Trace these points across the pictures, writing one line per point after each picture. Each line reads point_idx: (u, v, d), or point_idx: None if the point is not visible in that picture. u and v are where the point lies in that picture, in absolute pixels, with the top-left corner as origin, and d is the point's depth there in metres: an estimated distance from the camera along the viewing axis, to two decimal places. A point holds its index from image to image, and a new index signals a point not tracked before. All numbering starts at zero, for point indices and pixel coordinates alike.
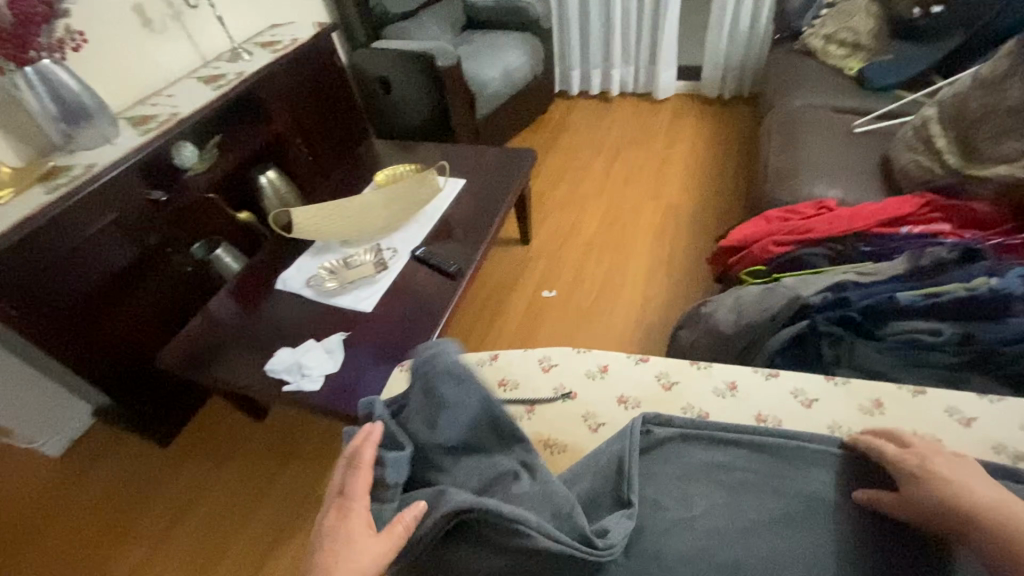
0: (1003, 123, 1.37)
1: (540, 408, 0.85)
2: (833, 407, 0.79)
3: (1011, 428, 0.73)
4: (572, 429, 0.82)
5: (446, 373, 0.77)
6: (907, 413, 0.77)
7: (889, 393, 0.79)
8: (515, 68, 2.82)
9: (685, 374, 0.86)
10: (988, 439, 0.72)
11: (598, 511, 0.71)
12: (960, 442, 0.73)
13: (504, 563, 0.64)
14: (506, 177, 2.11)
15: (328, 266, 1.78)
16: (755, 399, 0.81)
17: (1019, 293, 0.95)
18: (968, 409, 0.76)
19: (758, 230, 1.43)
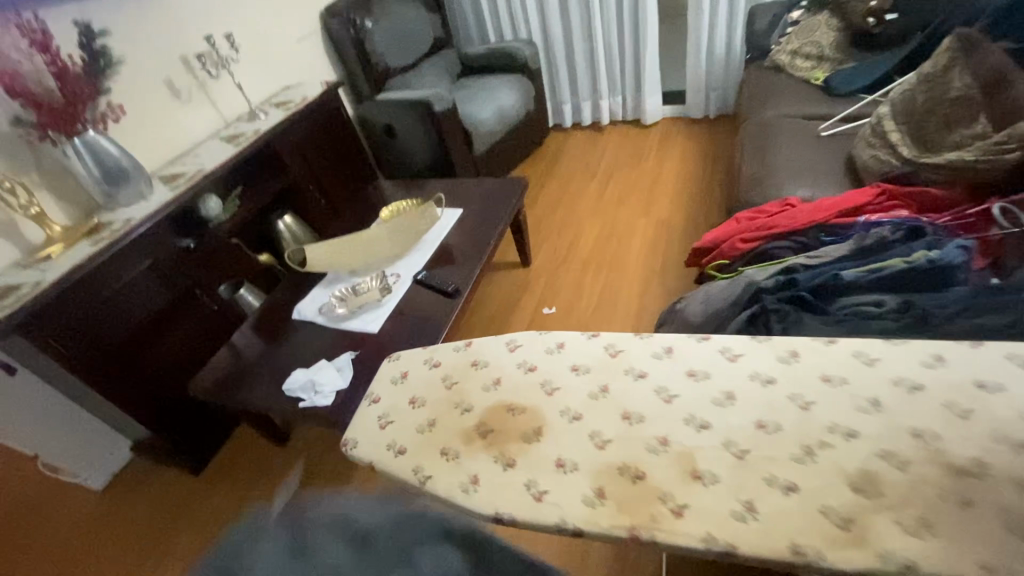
0: (951, 112, 1.46)
1: (505, 381, 0.90)
2: (755, 359, 0.83)
3: (912, 364, 0.77)
4: (529, 393, 0.86)
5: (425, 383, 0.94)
6: (824, 359, 0.81)
7: (807, 344, 0.83)
8: (508, 106, 3.04)
9: (629, 344, 0.91)
10: (890, 374, 0.76)
11: (534, 486, 0.74)
12: (864, 380, 0.76)
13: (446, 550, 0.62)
14: (501, 205, 2.26)
15: (338, 294, 1.93)
16: (688, 358, 0.85)
17: (956, 262, 1.04)
18: (873, 350, 0.80)
19: (726, 231, 1.53)
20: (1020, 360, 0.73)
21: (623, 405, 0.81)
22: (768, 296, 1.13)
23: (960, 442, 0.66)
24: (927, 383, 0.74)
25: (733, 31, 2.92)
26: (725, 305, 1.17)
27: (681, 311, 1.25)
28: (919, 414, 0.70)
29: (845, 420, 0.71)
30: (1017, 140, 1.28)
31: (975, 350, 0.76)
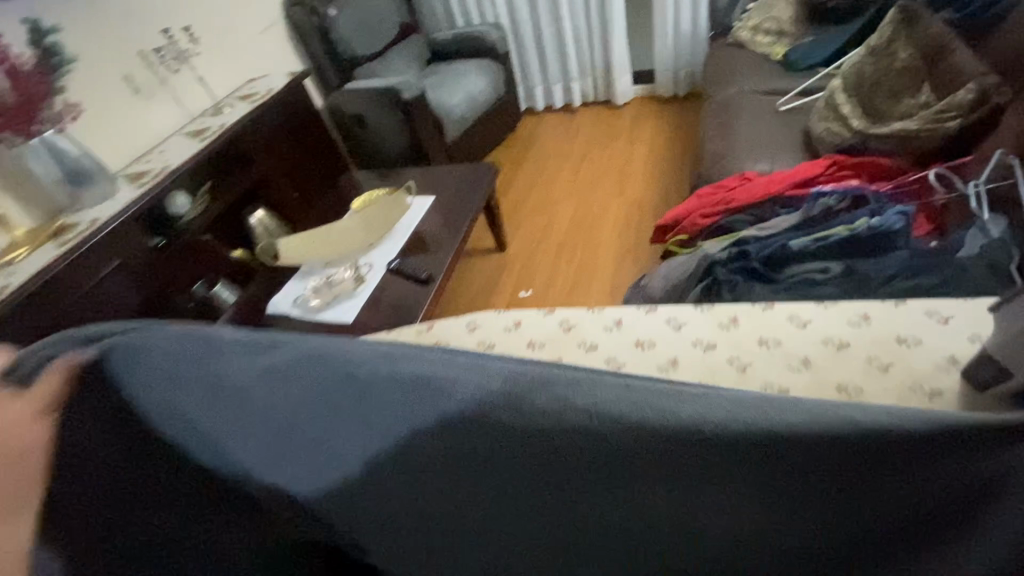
0: (895, 84, 1.53)
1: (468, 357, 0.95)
2: (698, 326, 0.94)
3: (840, 325, 0.89)
4: None
5: None
6: (762, 324, 0.93)
7: (746, 310, 0.95)
8: (478, 91, 3.03)
9: (583, 318, 0.98)
10: (821, 335, 0.88)
11: None
12: (795, 342, 0.88)
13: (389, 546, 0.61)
14: (473, 190, 2.28)
15: (313, 286, 1.93)
16: (639, 329, 0.95)
17: (896, 227, 1.09)
18: (805, 314, 0.92)
19: (687, 208, 1.57)
20: (936, 316, 0.86)
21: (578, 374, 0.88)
22: (721, 267, 1.17)
23: (878, 394, 0.79)
24: (852, 341, 0.86)
25: (697, 9, 2.95)
26: (682, 278, 1.21)
27: (646, 286, 1.29)
28: (845, 368, 0.83)
29: (779, 379, 0.83)
30: (956, 109, 1.35)
31: (901, 309, 0.89)
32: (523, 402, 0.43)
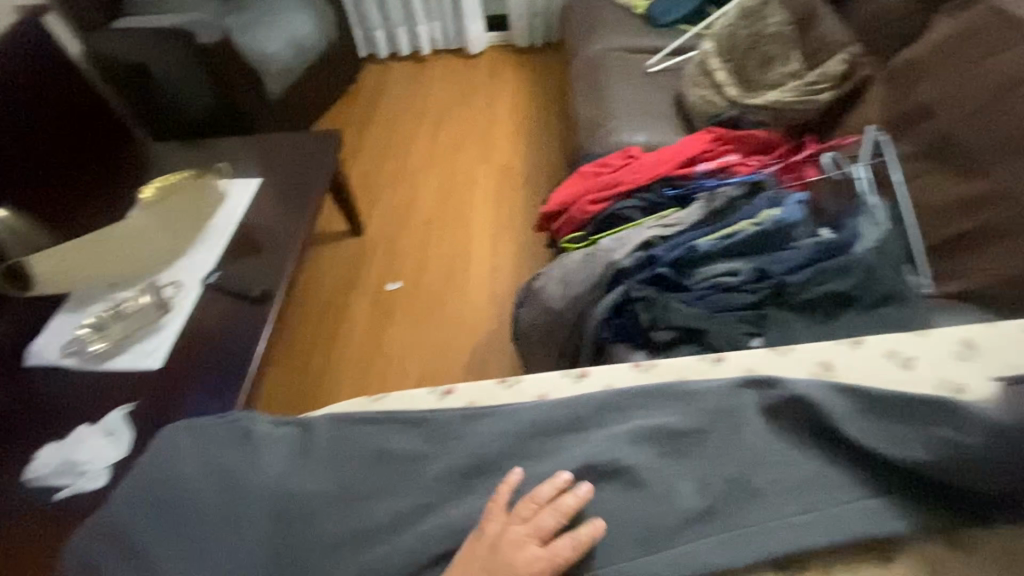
0: (771, 48, 1.46)
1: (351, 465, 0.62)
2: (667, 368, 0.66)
3: (852, 355, 0.63)
4: (381, 480, 0.60)
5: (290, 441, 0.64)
6: (748, 356, 0.65)
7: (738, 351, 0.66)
8: (303, 35, 2.46)
9: (489, 396, 0.66)
10: (817, 360, 0.63)
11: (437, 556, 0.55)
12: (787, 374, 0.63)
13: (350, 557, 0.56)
14: (311, 167, 1.83)
15: (91, 321, 1.39)
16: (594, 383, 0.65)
17: (797, 219, 1.03)
18: (812, 347, 0.65)
19: (575, 191, 1.40)
20: (899, 358, 0.62)
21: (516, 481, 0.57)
22: (629, 277, 1.02)
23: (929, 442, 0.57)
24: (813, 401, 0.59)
25: None
26: (586, 288, 1.04)
27: (540, 293, 1.09)
28: (816, 438, 0.57)
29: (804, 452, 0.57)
30: (827, 80, 1.34)
31: (856, 348, 0.64)
32: (493, 418, 0.62)
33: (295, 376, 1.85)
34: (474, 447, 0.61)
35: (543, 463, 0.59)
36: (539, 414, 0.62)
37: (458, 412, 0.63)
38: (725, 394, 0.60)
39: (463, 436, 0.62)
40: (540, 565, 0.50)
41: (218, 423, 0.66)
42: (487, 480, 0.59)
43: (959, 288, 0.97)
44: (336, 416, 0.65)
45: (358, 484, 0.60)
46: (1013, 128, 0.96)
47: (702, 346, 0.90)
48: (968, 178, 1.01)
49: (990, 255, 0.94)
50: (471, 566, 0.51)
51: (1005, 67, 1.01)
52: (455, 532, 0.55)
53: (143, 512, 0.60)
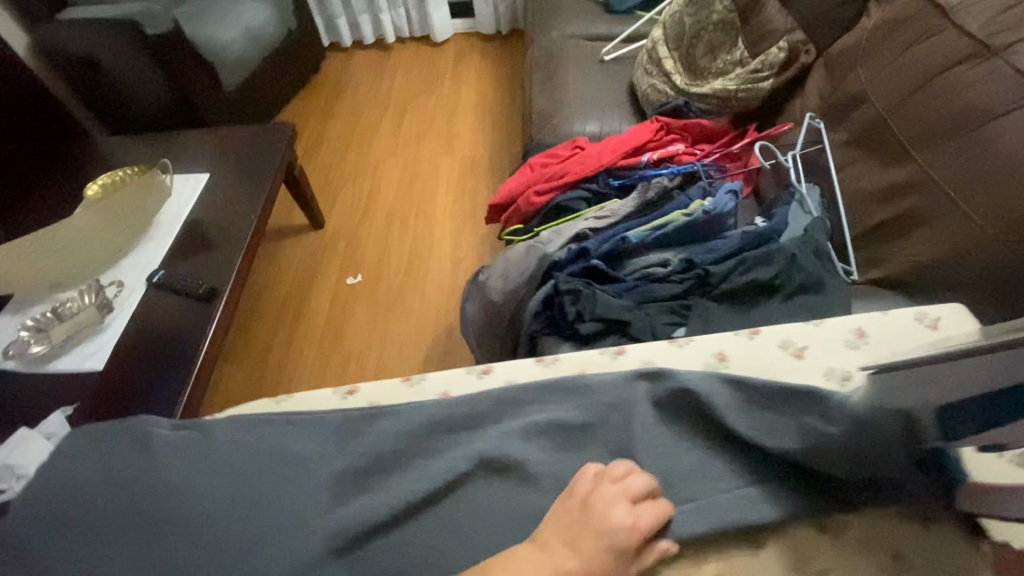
0: (714, 37, 1.46)
1: (248, 465, 0.61)
2: (578, 358, 0.67)
3: (745, 343, 0.65)
4: (278, 479, 0.60)
5: (192, 441, 0.64)
6: (648, 346, 0.67)
7: (645, 345, 0.67)
8: (260, 24, 2.40)
9: (396, 394, 0.67)
10: (710, 348, 0.65)
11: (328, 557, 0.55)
12: (679, 360, 0.65)
13: (241, 550, 0.56)
14: (263, 160, 1.79)
15: (30, 323, 1.36)
16: (499, 375, 0.66)
17: (729, 208, 1.03)
18: (713, 342, 0.66)
19: (522, 182, 1.40)
20: (790, 348, 0.64)
21: (409, 479, 0.58)
22: (562, 270, 1.02)
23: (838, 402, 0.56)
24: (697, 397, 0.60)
25: None
26: (523, 282, 1.02)
27: (482, 286, 1.07)
28: (704, 429, 0.59)
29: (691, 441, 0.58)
30: (769, 68, 1.33)
31: (753, 340, 0.65)
32: (393, 417, 0.63)
33: (253, 372, 1.85)
34: (368, 446, 0.61)
35: (431, 461, 0.59)
36: (434, 411, 0.63)
37: (360, 412, 0.65)
38: (621, 385, 0.62)
39: (361, 435, 0.63)
40: (627, 526, 0.49)
41: (117, 428, 0.65)
42: (378, 483, 0.60)
43: (884, 274, 0.99)
44: (240, 420, 0.66)
45: (257, 479, 0.60)
46: (930, 116, 0.97)
47: (626, 337, 0.91)
48: (892, 166, 1.02)
49: (911, 241, 0.95)
50: (560, 522, 0.50)
51: (926, 54, 1.01)
52: (340, 531, 0.56)
53: (33, 518, 0.59)
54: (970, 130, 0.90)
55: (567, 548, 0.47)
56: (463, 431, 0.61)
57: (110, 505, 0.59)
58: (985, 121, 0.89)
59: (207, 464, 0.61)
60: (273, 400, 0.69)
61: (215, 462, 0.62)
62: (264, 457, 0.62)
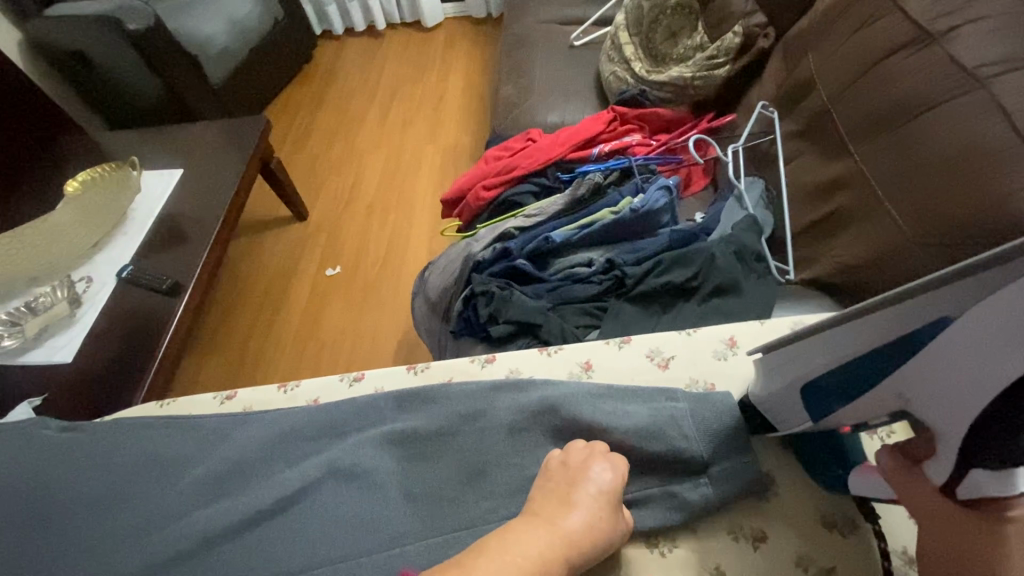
0: (672, 22, 1.41)
1: (125, 467, 0.66)
2: (444, 366, 0.76)
3: (609, 352, 0.74)
4: (147, 481, 0.65)
5: (75, 447, 0.68)
6: (520, 355, 0.76)
7: (515, 354, 0.76)
8: (244, 15, 2.40)
9: (270, 400, 0.76)
10: (574, 359, 0.74)
11: (182, 554, 0.58)
12: (548, 371, 0.74)
13: (106, 548, 0.60)
14: (237, 154, 1.80)
15: (5, 315, 1.41)
16: (373, 378, 0.76)
17: (656, 206, 1.00)
18: (582, 351, 0.75)
19: (474, 176, 1.37)
20: (656, 358, 0.72)
21: (271, 483, 0.63)
22: (485, 269, 1.02)
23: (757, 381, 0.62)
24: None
25: None
26: (449, 282, 1.04)
27: (423, 284, 1.09)
28: (551, 436, 0.65)
29: (530, 460, 0.64)
30: (725, 53, 1.28)
31: (621, 348, 0.74)
32: (272, 422, 0.70)
33: (232, 362, 1.91)
34: (239, 450, 0.67)
35: (296, 465, 0.65)
36: (308, 417, 0.69)
37: (242, 418, 0.71)
38: (480, 397, 0.68)
39: (236, 438, 0.68)
40: (608, 476, 0.58)
41: (9, 433, 0.70)
42: (236, 486, 0.64)
43: (814, 274, 0.97)
44: (126, 424, 0.71)
45: (131, 483, 0.65)
46: (867, 109, 0.92)
47: (537, 340, 0.91)
48: (830, 160, 0.98)
49: (840, 239, 0.93)
50: (548, 488, 0.58)
51: (871, 39, 0.95)
52: (192, 534, 0.59)
53: None
54: (903, 123, 0.85)
55: (562, 505, 0.55)
56: (329, 437, 0.68)
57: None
58: (917, 113, 0.84)
59: (89, 466, 0.66)
60: (157, 403, 0.78)
61: (92, 466, 0.66)
62: (142, 459, 0.67)
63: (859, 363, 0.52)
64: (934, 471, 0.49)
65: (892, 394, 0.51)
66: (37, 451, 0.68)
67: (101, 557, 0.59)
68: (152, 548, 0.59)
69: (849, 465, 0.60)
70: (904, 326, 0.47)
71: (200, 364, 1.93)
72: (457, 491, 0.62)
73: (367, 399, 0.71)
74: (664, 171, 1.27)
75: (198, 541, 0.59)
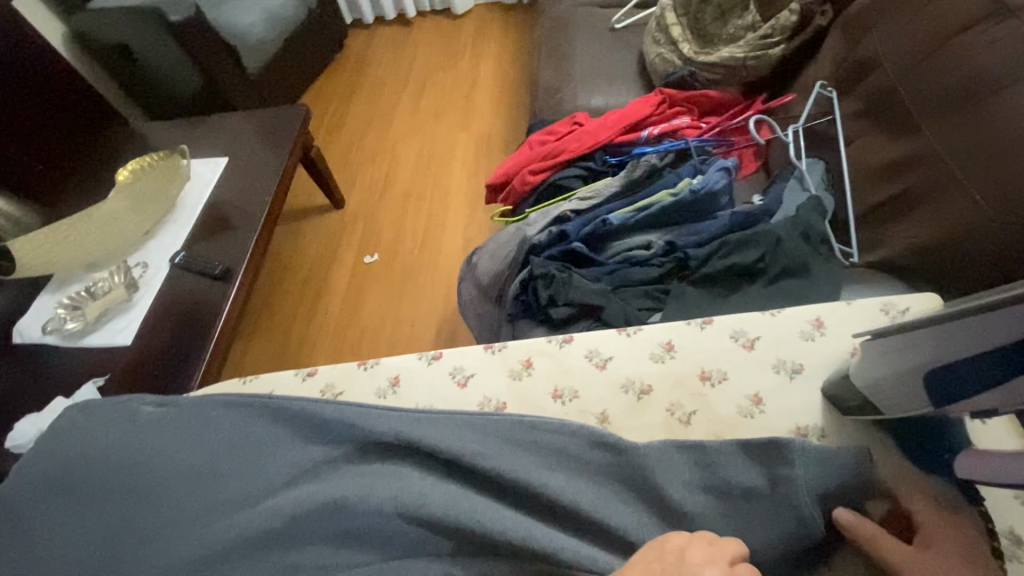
0: (722, 1, 1.37)
1: (219, 441, 0.70)
2: (520, 345, 0.79)
3: (689, 334, 0.77)
4: (240, 457, 0.69)
5: (171, 418, 0.72)
6: (597, 336, 0.79)
7: (591, 336, 0.79)
8: (279, 5, 2.41)
9: (349, 377, 0.81)
10: (649, 342, 0.77)
11: (280, 529, 0.63)
12: (627, 357, 0.76)
13: (203, 522, 0.64)
14: (277, 143, 1.82)
15: (67, 300, 1.47)
16: (454, 357, 0.80)
17: (718, 187, 0.99)
18: (664, 333, 0.77)
19: (519, 160, 1.36)
20: (741, 339, 0.75)
21: (357, 474, 0.67)
22: (542, 252, 1.03)
23: (860, 368, 0.64)
24: (653, 385, 0.74)
25: None
26: (502, 265, 1.03)
27: (474, 269, 1.09)
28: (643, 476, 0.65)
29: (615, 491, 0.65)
30: (780, 32, 1.25)
31: (703, 329, 0.77)
32: (361, 433, 0.69)
33: (276, 348, 1.96)
34: (332, 445, 0.70)
35: (398, 478, 0.66)
36: (407, 425, 0.69)
37: (331, 406, 0.72)
38: (581, 438, 0.68)
39: (331, 430, 0.70)
40: None
41: (108, 406, 0.74)
42: (325, 473, 0.69)
43: (882, 258, 0.95)
44: (210, 399, 0.74)
45: (225, 458, 0.69)
46: (936, 85, 0.89)
47: (599, 322, 0.92)
48: (898, 139, 0.95)
49: (911, 221, 0.91)
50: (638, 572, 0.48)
51: (943, 14, 0.91)
52: (282, 512, 0.64)
53: (41, 481, 0.68)
54: (977, 100, 0.83)
55: None
56: (433, 454, 0.67)
57: (104, 472, 0.68)
58: (996, 90, 0.81)
59: (183, 439, 0.70)
60: (240, 380, 0.83)
61: (186, 440, 0.70)
62: (232, 437, 0.70)
63: (980, 358, 0.49)
64: None
65: None
66: (133, 423, 0.72)
67: (203, 524, 0.64)
68: (250, 522, 0.63)
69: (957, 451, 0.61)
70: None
71: (246, 349, 1.97)
72: (549, 503, 0.64)
73: (459, 419, 0.71)
74: (717, 153, 1.25)
75: (290, 519, 0.63)
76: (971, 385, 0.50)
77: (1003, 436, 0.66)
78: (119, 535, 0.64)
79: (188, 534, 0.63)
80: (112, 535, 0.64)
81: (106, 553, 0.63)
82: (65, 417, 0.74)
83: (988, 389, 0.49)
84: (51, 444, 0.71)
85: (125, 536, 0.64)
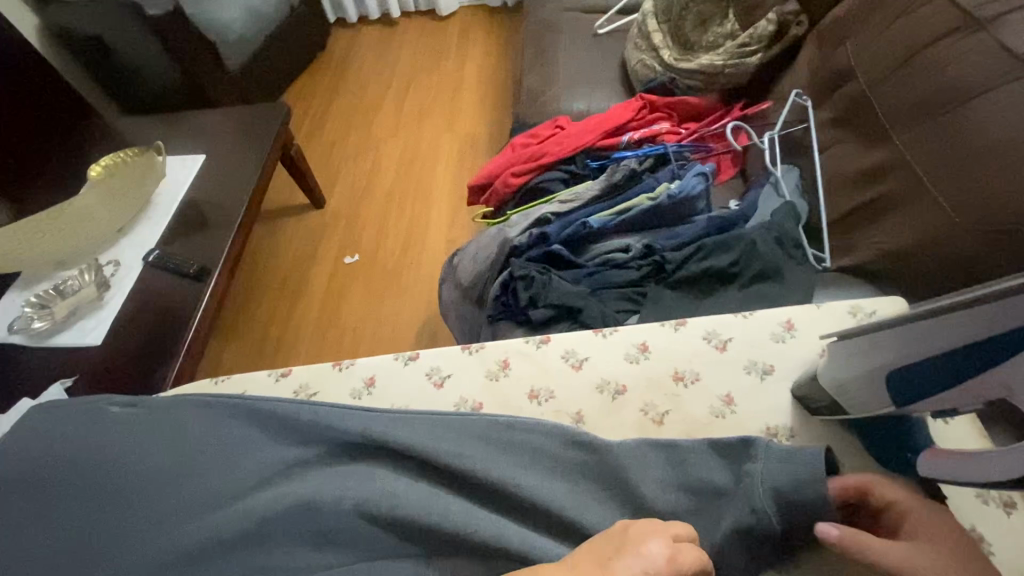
0: (703, 10, 1.39)
1: (190, 441, 0.69)
2: (497, 346, 0.79)
3: (664, 335, 0.77)
4: (210, 457, 0.67)
5: (141, 419, 0.71)
6: (573, 337, 0.79)
7: (567, 336, 0.79)
8: (261, 1, 2.38)
9: (324, 377, 0.80)
10: (625, 344, 0.78)
11: (252, 531, 0.62)
12: (603, 358, 0.77)
13: (169, 524, 0.63)
14: (257, 141, 1.80)
15: (34, 298, 1.43)
16: (430, 358, 0.80)
17: (695, 192, 1.01)
18: (640, 334, 0.78)
19: (502, 162, 1.37)
20: (714, 340, 0.76)
21: (333, 474, 0.67)
22: (522, 254, 1.03)
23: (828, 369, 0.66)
24: (629, 385, 0.75)
25: None
26: (483, 266, 1.03)
27: (454, 270, 1.09)
28: (613, 474, 0.66)
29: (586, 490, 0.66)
30: (758, 41, 1.27)
31: (678, 331, 0.78)
32: (335, 433, 0.69)
33: (254, 349, 1.93)
34: (307, 446, 0.69)
35: (373, 479, 0.66)
36: (384, 423, 0.69)
37: (306, 406, 0.71)
38: (555, 438, 0.68)
39: (305, 430, 0.70)
40: (664, 556, 0.48)
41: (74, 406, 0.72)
42: (299, 473, 0.68)
43: (851, 262, 0.98)
44: (182, 399, 0.73)
45: (193, 459, 0.67)
46: (905, 97, 0.92)
47: (577, 323, 0.93)
48: (868, 148, 0.98)
49: (880, 227, 0.93)
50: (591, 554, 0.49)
51: (913, 28, 0.94)
52: (252, 514, 0.63)
53: (2, 483, 0.66)
54: (944, 111, 0.86)
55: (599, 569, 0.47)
56: (407, 454, 0.67)
57: (68, 475, 0.66)
58: (962, 102, 0.84)
59: (152, 439, 0.69)
60: (212, 380, 0.82)
61: (153, 442, 0.68)
62: (203, 438, 0.69)
63: (944, 358, 0.50)
64: (1006, 465, 0.47)
65: (991, 395, 0.48)
66: (101, 424, 0.71)
67: (171, 524, 0.63)
68: (219, 523, 0.63)
69: (918, 449, 0.63)
70: (1007, 324, 0.45)
71: (223, 349, 1.94)
72: (524, 501, 0.64)
73: (435, 417, 0.71)
74: (696, 158, 1.27)
75: (262, 522, 0.63)
76: (936, 384, 0.52)
77: (965, 435, 0.67)
78: (83, 539, 0.62)
79: (153, 537, 0.62)
80: (75, 539, 0.62)
81: (69, 557, 0.61)
82: (30, 418, 0.72)
83: (949, 388, 0.51)
84: (13, 447, 0.69)
85: (87, 540, 0.62)
